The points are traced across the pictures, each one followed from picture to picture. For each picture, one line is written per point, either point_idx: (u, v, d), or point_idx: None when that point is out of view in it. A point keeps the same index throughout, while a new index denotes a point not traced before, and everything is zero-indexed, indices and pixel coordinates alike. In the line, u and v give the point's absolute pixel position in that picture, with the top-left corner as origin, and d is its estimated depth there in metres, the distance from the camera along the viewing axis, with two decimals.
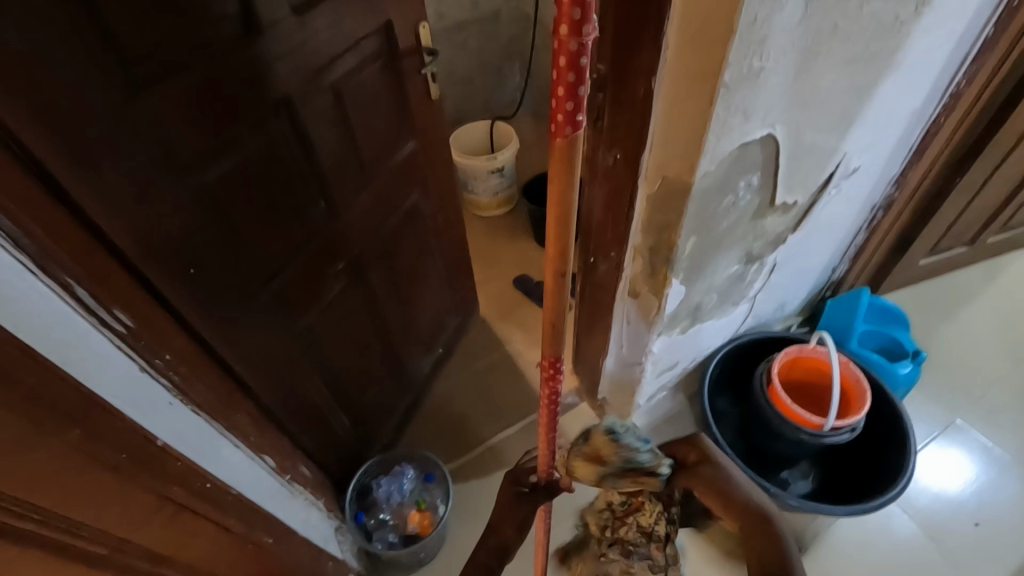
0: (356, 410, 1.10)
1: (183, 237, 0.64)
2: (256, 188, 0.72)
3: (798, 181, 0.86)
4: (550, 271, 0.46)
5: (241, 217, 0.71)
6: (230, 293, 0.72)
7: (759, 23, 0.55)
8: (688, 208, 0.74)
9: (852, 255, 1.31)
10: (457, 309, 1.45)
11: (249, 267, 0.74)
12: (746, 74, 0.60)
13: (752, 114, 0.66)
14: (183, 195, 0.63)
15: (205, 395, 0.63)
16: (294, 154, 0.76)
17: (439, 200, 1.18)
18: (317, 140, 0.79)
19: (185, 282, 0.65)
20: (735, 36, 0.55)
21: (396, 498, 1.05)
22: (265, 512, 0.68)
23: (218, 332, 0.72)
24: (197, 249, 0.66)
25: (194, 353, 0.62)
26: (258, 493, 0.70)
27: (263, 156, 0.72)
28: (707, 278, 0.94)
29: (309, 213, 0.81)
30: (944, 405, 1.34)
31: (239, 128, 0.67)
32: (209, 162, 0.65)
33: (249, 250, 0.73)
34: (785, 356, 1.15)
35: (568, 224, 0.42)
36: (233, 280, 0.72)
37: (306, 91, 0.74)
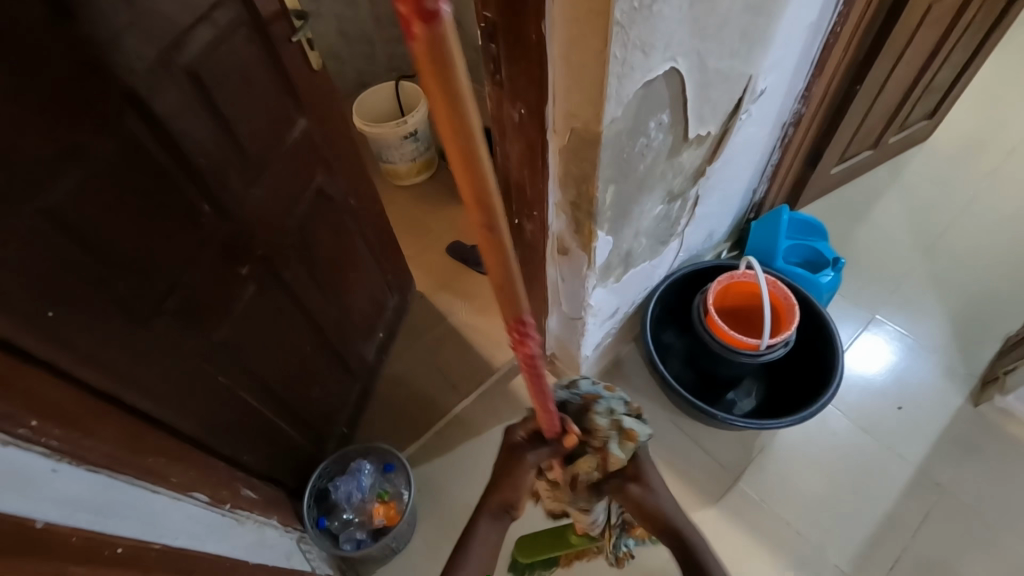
0: (298, 415, 1.04)
1: (35, 277, 0.55)
2: (121, 203, 0.62)
3: (709, 112, 0.84)
4: (498, 289, 0.41)
5: (110, 240, 0.61)
6: (116, 328, 0.64)
7: None
8: (603, 159, 0.70)
9: (769, 176, 1.34)
10: (393, 289, 1.38)
11: (134, 295, 0.65)
12: (638, 8, 0.55)
13: (652, 50, 0.62)
14: (24, 228, 0.54)
15: (106, 450, 0.55)
16: (158, 157, 0.66)
17: (349, 180, 1.09)
18: (183, 136, 0.68)
19: (48, 328, 0.56)
20: None
21: (356, 496, 1.02)
22: (201, 553, 0.63)
23: (112, 372, 0.64)
24: (56, 286, 0.57)
25: (73, 407, 0.54)
26: (193, 535, 0.64)
27: (121, 165, 0.61)
28: (633, 223, 0.92)
29: (195, 220, 0.72)
30: (864, 304, 1.43)
31: (78, 137, 0.57)
32: (47, 184, 0.55)
33: (129, 275, 0.64)
34: (718, 285, 1.18)
35: (474, 135, 0.28)
36: (116, 312, 0.64)
37: (154, 80, 0.63)
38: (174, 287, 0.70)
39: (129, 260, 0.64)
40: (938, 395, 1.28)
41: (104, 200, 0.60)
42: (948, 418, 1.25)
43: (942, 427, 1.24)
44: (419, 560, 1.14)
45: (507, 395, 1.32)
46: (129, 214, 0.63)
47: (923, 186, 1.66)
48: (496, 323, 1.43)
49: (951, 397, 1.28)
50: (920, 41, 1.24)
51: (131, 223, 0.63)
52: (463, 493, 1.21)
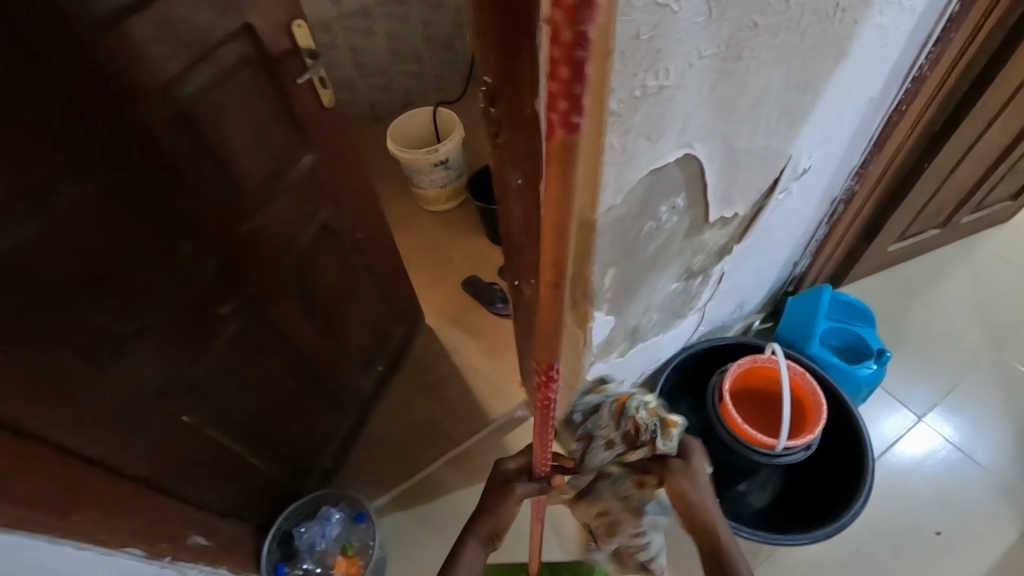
0: (275, 452, 1.01)
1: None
2: (80, 249, 0.61)
3: (737, 193, 0.76)
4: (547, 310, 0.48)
5: (64, 286, 0.60)
6: (68, 373, 0.62)
7: (648, 37, 0.43)
8: (599, 245, 0.63)
9: (813, 249, 1.21)
10: (400, 322, 1.34)
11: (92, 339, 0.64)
12: (642, 96, 0.48)
13: (660, 136, 0.54)
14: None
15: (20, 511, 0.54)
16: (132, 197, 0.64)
17: (361, 214, 1.06)
18: (160, 178, 0.67)
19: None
20: (617, 56, 0.43)
21: (320, 545, 0.98)
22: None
23: (61, 419, 0.62)
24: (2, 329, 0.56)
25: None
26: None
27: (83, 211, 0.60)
28: (643, 301, 0.84)
29: (170, 262, 0.70)
30: (912, 402, 1.27)
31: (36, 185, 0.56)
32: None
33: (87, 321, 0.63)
34: (737, 368, 1.07)
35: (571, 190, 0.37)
36: (69, 358, 0.62)
37: (129, 124, 0.62)
38: (142, 330, 0.68)
39: (87, 305, 0.62)
40: (988, 524, 1.11)
41: (59, 247, 0.59)
42: (998, 555, 1.08)
43: (989, 564, 1.07)
44: None
45: (498, 450, 1.26)
46: (88, 259, 0.62)
47: (999, 273, 1.47)
48: (501, 369, 1.37)
49: (1005, 529, 1.11)
50: (1005, 119, 1.09)
51: (91, 268, 0.62)
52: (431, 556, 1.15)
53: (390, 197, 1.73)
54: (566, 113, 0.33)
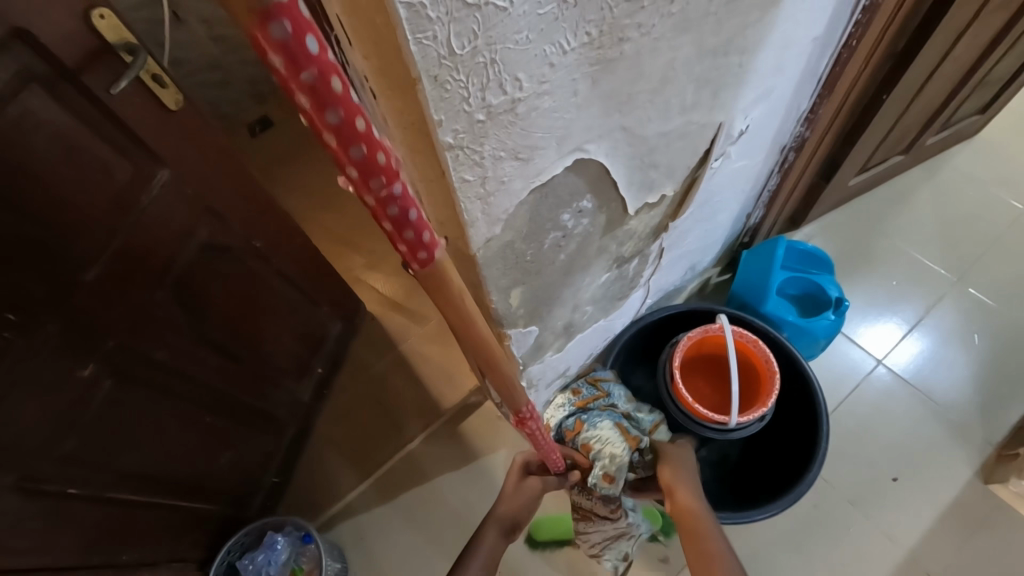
0: (202, 486, 0.95)
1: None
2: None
3: (660, 177, 0.65)
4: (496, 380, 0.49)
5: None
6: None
7: (471, 46, 0.31)
8: (488, 274, 0.53)
9: (767, 199, 1.12)
10: (335, 318, 1.25)
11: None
12: (488, 116, 0.36)
13: (534, 151, 0.43)
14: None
15: None
16: None
17: (257, 221, 0.93)
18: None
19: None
20: (428, 80, 0.31)
21: (266, 573, 0.95)
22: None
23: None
24: None
25: None
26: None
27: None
28: (570, 301, 0.75)
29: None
30: (873, 346, 1.23)
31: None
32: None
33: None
34: (687, 340, 1.01)
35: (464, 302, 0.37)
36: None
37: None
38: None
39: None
40: (943, 464, 1.12)
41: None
42: (951, 495, 1.09)
43: (941, 504, 1.08)
44: None
45: (453, 441, 1.22)
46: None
47: (963, 196, 1.40)
48: (451, 354, 1.30)
49: (959, 467, 1.11)
50: (973, 34, 0.96)
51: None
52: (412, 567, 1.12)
53: (317, 171, 1.57)
54: (410, 233, 0.30)
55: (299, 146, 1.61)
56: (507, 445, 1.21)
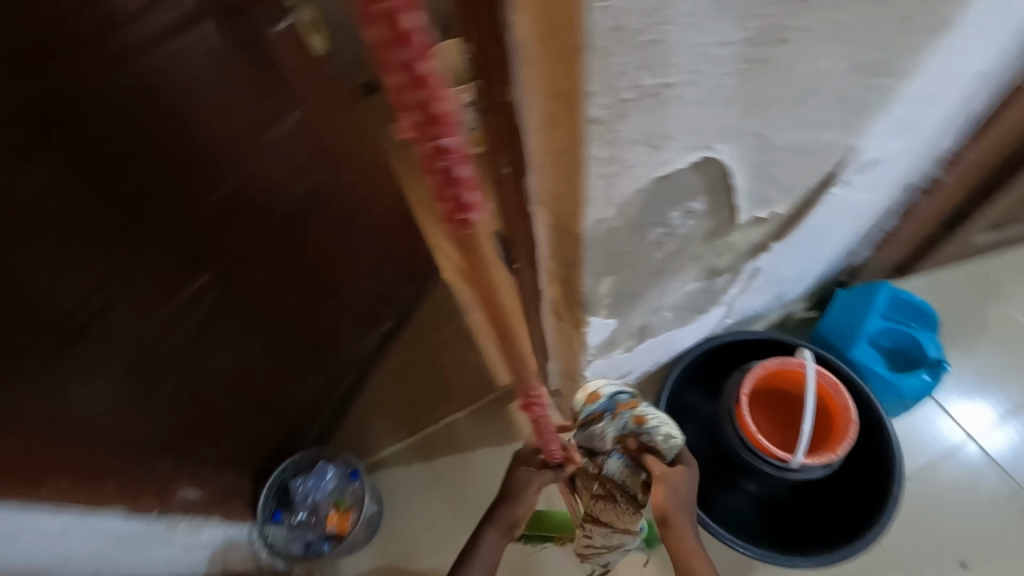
0: (272, 404, 1.03)
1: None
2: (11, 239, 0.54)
3: (775, 192, 0.62)
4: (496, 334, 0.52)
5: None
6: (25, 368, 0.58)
7: (640, 26, 0.32)
8: (588, 257, 0.54)
9: (878, 239, 1.05)
10: (411, 278, 1.30)
11: (46, 328, 0.59)
12: (634, 99, 0.37)
13: (664, 142, 0.43)
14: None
15: None
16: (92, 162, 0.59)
17: (363, 171, 0.98)
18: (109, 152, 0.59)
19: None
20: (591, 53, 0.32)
21: (313, 497, 1.02)
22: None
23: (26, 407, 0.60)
24: None
25: None
26: (76, 565, 0.68)
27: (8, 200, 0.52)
28: (653, 301, 0.75)
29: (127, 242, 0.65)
30: (965, 419, 1.13)
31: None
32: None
33: (38, 312, 0.58)
34: (761, 369, 0.97)
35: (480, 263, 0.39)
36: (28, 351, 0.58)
37: (56, 88, 0.53)
38: (103, 311, 0.65)
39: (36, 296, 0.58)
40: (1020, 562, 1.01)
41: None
42: None
43: None
44: (388, 551, 1.16)
45: (500, 418, 1.24)
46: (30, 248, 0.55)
47: None
48: None
49: None
50: None
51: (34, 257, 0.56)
52: (440, 531, 1.17)
53: None
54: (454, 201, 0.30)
55: None
56: (552, 433, 1.22)
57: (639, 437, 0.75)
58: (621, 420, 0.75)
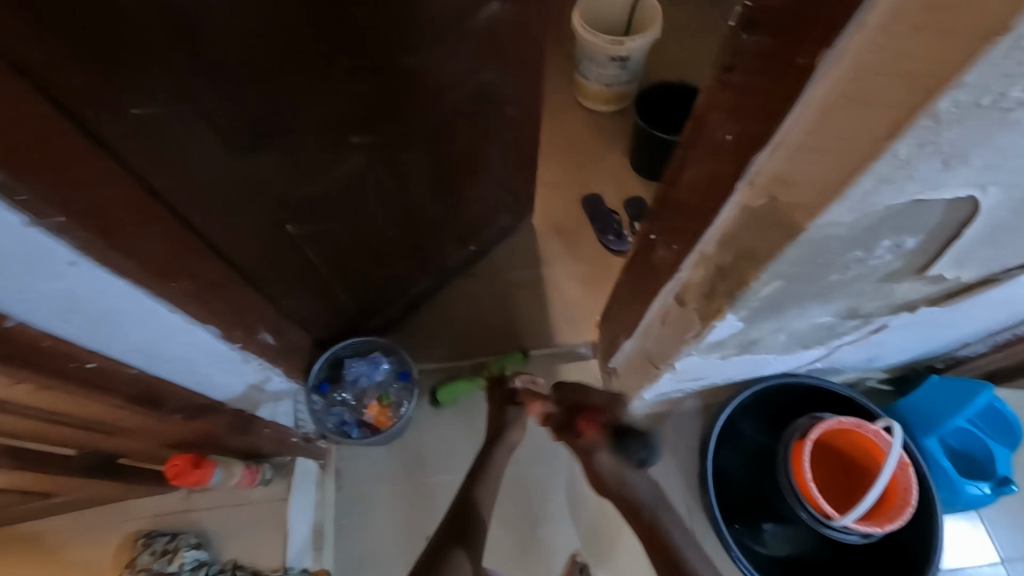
0: (353, 284, 1.03)
1: (147, 77, 0.51)
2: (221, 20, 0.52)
3: (981, 258, 0.58)
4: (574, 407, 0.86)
5: (223, 58, 0.55)
6: (204, 150, 0.61)
7: None
8: (785, 256, 0.51)
9: (997, 341, 1.00)
10: (508, 211, 1.27)
11: (232, 123, 0.61)
12: (988, 109, 0.33)
13: (958, 166, 0.39)
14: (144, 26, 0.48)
15: (115, 254, 0.52)
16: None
17: (518, 85, 0.94)
18: None
19: (131, 125, 0.53)
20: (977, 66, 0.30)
21: (363, 383, 1.04)
22: (167, 389, 0.68)
23: (203, 182, 0.63)
24: (162, 88, 0.53)
25: (106, 203, 0.51)
26: (175, 376, 0.68)
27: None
28: (785, 321, 0.71)
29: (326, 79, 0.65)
30: (996, 536, 1.10)
31: None
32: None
33: (216, 117, 0.59)
34: (834, 423, 0.94)
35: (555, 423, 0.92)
36: (217, 134, 0.61)
37: None
38: (285, 129, 0.66)
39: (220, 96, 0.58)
40: None
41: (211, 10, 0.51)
42: None
43: None
44: (407, 460, 1.13)
45: (547, 376, 1.22)
46: (250, 33, 0.55)
47: None
48: (584, 299, 1.30)
49: None
50: None
51: (247, 63, 0.57)
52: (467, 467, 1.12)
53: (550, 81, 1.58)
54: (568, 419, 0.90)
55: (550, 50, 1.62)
56: None
57: (160, 557, 0.91)
58: (140, 557, 0.91)
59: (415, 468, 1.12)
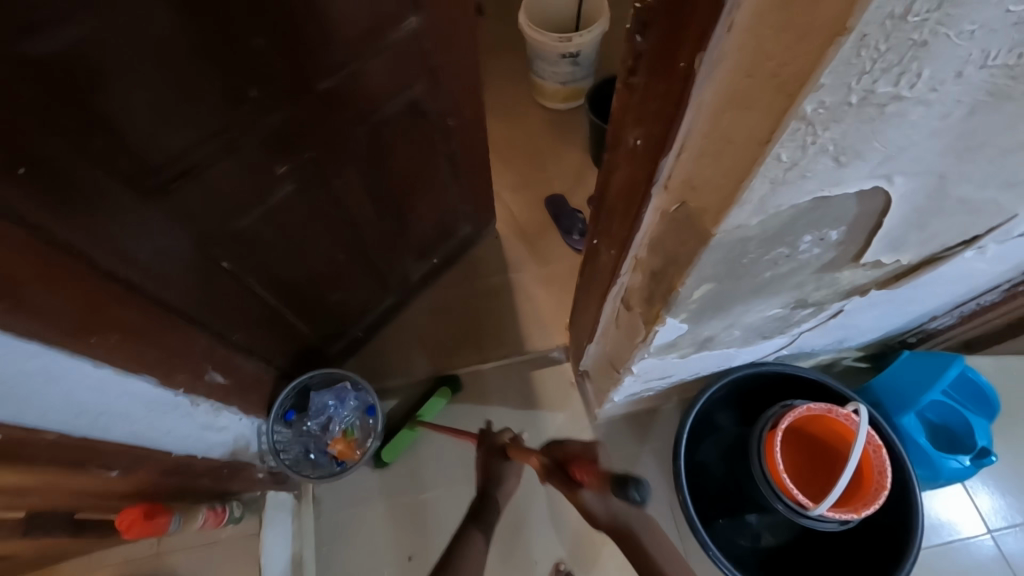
0: (308, 311, 1.01)
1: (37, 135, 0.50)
2: (106, 67, 0.51)
3: (915, 240, 0.56)
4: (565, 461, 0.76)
5: (112, 107, 0.53)
6: (114, 200, 0.59)
7: (895, 39, 0.28)
8: (703, 261, 0.50)
9: (965, 312, 0.99)
10: (468, 220, 1.26)
11: (139, 170, 0.59)
12: (860, 102, 0.32)
13: (852, 160, 0.37)
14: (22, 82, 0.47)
15: (18, 319, 0.50)
16: (212, 31, 0.55)
17: (454, 96, 0.92)
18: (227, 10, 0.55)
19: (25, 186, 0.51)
20: (830, 64, 0.28)
21: (328, 414, 1.03)
22: (101, 443, 0.67)
23: (122, 234, 0.61)
24: (56, 143, 0.51)
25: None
26: (108, 430, 0.67)
27: (122, 28, 0.49)
28: (732, 317, 0.70)
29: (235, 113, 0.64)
30: (983, 509, 1.08)
31: None
32: (33, 33, 0.45)
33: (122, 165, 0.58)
34: (804, 409, 0.93)
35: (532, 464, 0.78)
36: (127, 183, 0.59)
37: None
38: (200, 168, 0.65)
39: (121, 143, 0.56)
40: None
41: (93, 59, 0.49)
42: None
43: None
44: (384, 481, 1.12)
45: (520, 383, 1.21)
46: (140, 77, 0.53)
47: None
48: (552, 302, 1.29)
49: None
50: None
51: (144, 107, 0.55)
52: (442, 483, 1.12)
53: (506, 83, 1.57)
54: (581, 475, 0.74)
55: (502, 52, 1.61)
56: (568, 413, 1.18)
57: None
58: None
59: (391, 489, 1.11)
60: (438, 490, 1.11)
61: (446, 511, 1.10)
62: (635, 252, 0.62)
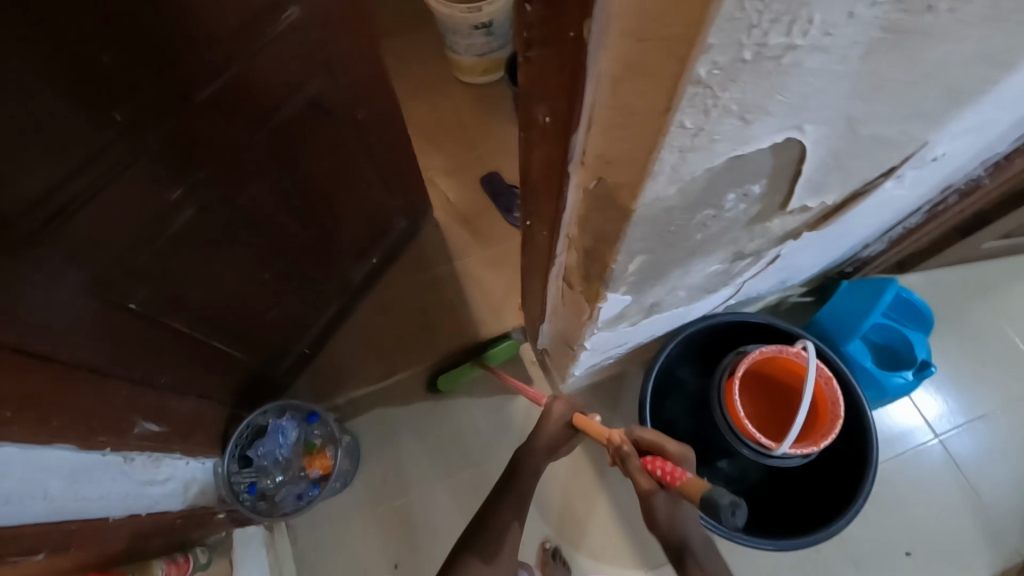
0: (243, 337, 0.95)
1: None
2: None
3: (836, 181, 0.56)
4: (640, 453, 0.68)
5: None
6: None
7: None
8: (631, 236, 0.48)
9: (894, 236, 1.02)
10: (403, 213, 1.20)
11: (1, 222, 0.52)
12: (757, 57, 0.29)
13: (758, 117, 0.36)
14: None
15: None
16: (51, 54, 0.48)
17: (359, 86, 0.86)
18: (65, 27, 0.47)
19: None
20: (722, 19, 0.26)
21: (279, 455, 1.01)
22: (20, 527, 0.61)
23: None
24: None
25: None
26: (25, 510, 0.61)
27: None
28: (673, 281, 0.69)
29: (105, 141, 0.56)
30: (929, 417, 1.15)
31: None
32: None
33: None
34: (757, 355, 0.95)
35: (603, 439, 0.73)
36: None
37: None
38: (76, 208, 0.57)
39: None
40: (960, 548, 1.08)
41: None
42: None
43: None
44: (359, 493, 1.11)
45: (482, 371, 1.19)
46: None
47: None
48: (502, 284, 1.26)
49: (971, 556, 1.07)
50: None
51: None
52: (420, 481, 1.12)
53: (423, 62, 1.50)
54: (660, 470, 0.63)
55: (413, 30, 1.52)
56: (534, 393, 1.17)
57: None
58: None
59: (371, 501, 1.11)
60: (417, 490, 1.11)
61: (429, 511, 1.10)
62: (565, 232, 0.59)
